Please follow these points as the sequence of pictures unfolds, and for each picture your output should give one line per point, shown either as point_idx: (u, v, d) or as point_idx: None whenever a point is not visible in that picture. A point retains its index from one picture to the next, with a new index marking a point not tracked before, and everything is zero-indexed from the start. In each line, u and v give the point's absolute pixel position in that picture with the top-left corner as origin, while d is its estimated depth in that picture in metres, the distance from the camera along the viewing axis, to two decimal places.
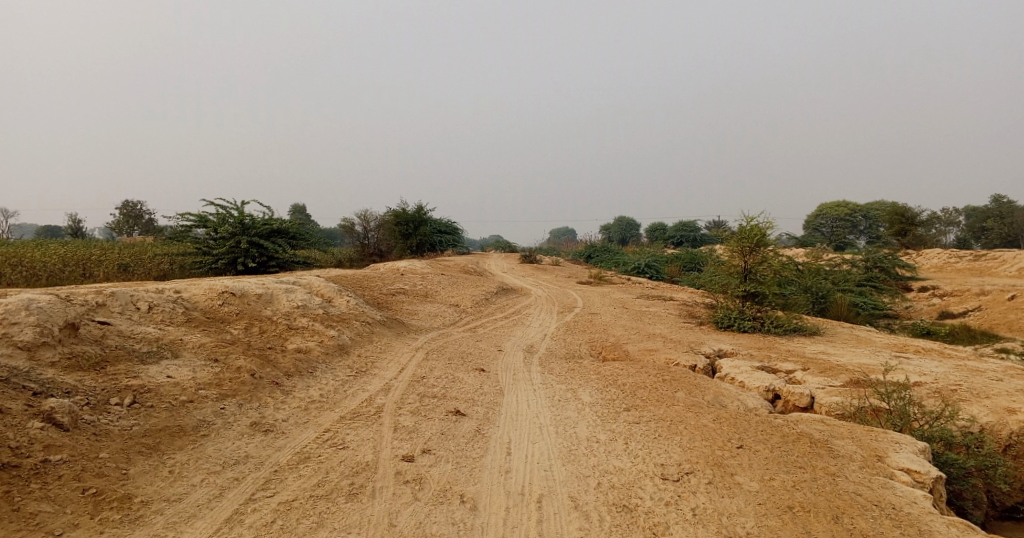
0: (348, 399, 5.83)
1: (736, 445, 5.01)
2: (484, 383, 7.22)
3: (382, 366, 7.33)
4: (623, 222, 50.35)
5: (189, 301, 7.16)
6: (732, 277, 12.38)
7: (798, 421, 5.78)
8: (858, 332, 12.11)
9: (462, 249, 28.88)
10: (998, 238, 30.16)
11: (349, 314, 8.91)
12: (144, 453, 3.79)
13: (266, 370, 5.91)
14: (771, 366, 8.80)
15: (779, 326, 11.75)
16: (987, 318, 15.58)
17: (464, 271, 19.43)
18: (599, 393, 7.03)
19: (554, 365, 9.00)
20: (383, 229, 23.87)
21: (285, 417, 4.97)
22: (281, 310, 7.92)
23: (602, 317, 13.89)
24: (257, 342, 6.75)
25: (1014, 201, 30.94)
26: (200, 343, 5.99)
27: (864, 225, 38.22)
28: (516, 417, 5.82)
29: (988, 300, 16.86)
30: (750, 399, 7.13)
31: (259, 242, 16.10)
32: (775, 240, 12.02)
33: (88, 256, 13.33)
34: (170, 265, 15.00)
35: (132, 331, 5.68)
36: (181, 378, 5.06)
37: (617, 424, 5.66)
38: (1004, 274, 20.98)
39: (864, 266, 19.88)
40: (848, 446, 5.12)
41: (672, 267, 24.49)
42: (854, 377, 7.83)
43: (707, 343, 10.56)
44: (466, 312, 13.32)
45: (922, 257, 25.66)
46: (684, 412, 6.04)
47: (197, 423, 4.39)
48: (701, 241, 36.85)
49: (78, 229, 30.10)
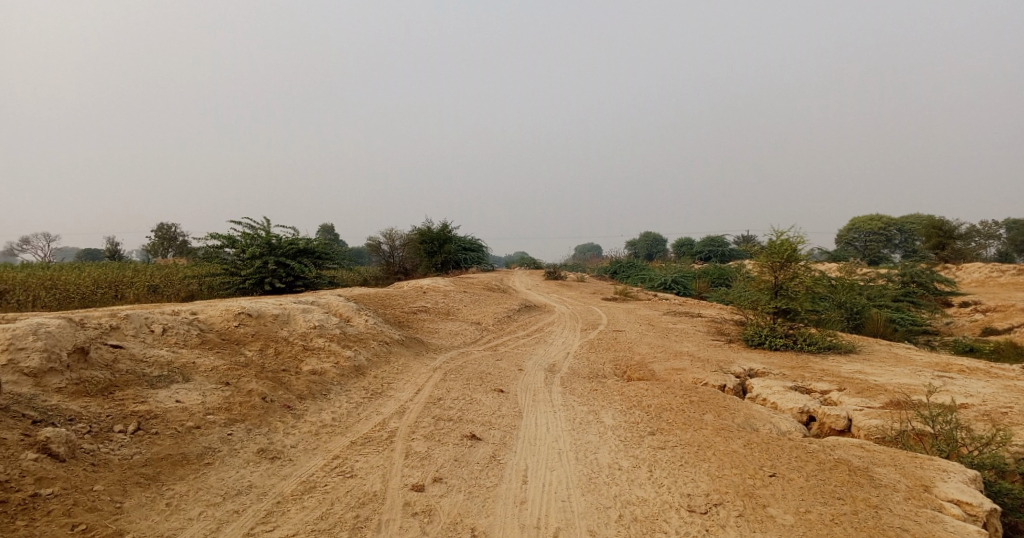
0: (361, 423, 5.68)
1: (769, 473, 4.62)
2: (502, 404, 6.99)
3: (399, 388, 7.16)
4: (649, 237, 49.82)
5: (206, 323, 7.16)
6: (762, 293, 11.91)
7: (835, 446, 5.35)
8: (897, 349, 11.48)
9: (486, 267, 28.81)
10: None
11: (367, 334, 8.81)
12: (141, 485, 3.70)
13: (278, 393, 5.80)
14: (805, 386, 8.33)
15: (813, 344, 11.22)
16: None
17: (487, 288, 19.30)
18: (623, 415, 6.72)
19: (577, 385, 8.72)
20: (408, 247, 24.01)
21: (294, 443, 4.83)
22: (298, 331, 7.87)
23: (627, 335, 13.54)
24: (271, 364, 6.68)
25: None
26: (213, 366, 5.93)
27: (899, 238, 36.93)
28: (534, 442, 5.56)
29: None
30: (783, 422, 6.72)
31: (285, 262, 16.27)
32: (807, 254, 11.54)
33: (120, 278, 13.64)
34: (199, 286, 15.26)
35: (144, 354, 5.66)
36: (189, 402, 4.99)
37: (641, 449, 5.35)
38: None
39: (900, 281, 19.09)
40: (890, 475, 4.60)
41: (700, 282, 23.93)
42: (895, 399, 7.32)
43: (737, 362, 10.12)
44: (488, 331, 13.14)
45: (962, 271, 24.54)
46: (713, 436, 5.69)
47: (202, 450, 4.28)
48: (729, 257, 36.07)
49: (116, 252, 31.16)
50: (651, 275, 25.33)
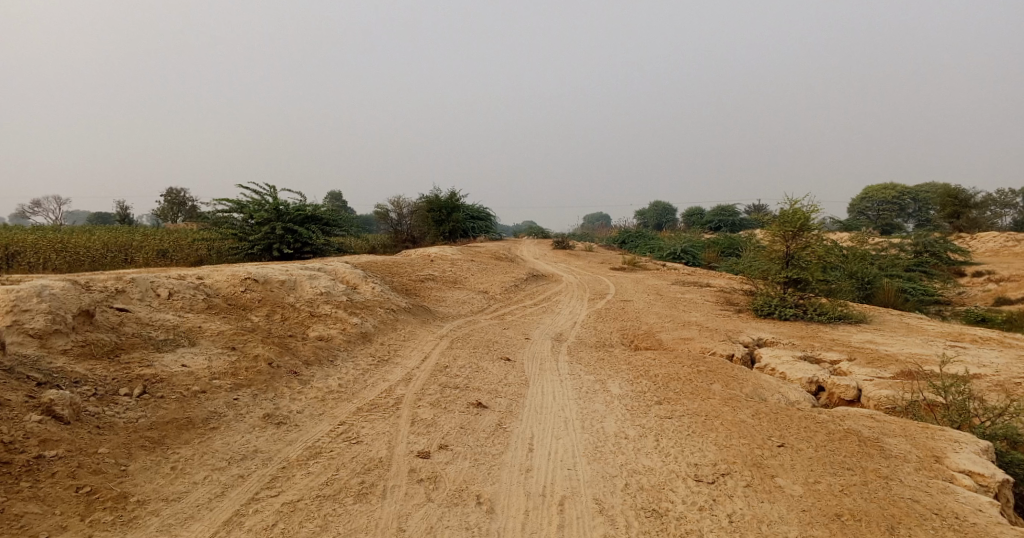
0: (367, 390, 5.68)
1: (777, 444, 4.56)
2: (509, 373, 6.97)
3: (405, 355, 7.15)
4: (658, 207, 49.29)
5: (212, 288, 7.14)
6: (773, 263, 11.73)
7: (845, 416, 5.27)
8: (908, 320, 11.33)
9: (494, 235, 28.63)
10: None
11: (374, 301, 8.78)
12: (146, 448, 3.71)
13: (284, 359, 5.79)
14: (815, 356, 8.24)
15: (824, 314, 11.08)
16: None
17: (495, 257, 19.19)
18: (630, 385, 6.68)
19: (584, 354, 8.68)
20: (416, 215, 23.87)
21: (300, 408, 4.83)
22: (304, 297, 7.83)
23: (635, 304, 13.46)
24: (278, 330, 6.66)
25: None
26: (219, 331, 5.91)
27: (913, 208, 36.27)
28: (541, 410, 5.54)
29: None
30: (792, 392, 6.65)
31: (293, 229, 16.21)
32: (820, 223, 11.31)
33: (129, 242, 13.65)
34: (207, 251, 15.26)
35: (150, 318, 5.65)
36: (195, 367, 4.98)
37: (648, 419, 5.31)
38: None
39: (912, 251, 18.79)
40: (901, 446, 4.54)
41: (709, 252, 23.70)
42: (906, 369, 7.22)
43: (746, 332, 10.03)
44: (495, 299, 13.10)
45: (977, 241, 24.09)
46: (721, 406, 5.64)
47: (207, 415, 4.28)
48: (739, 226, 35.65)
49: (127, 216, 31.28)
50: (660, 245, 25.09)
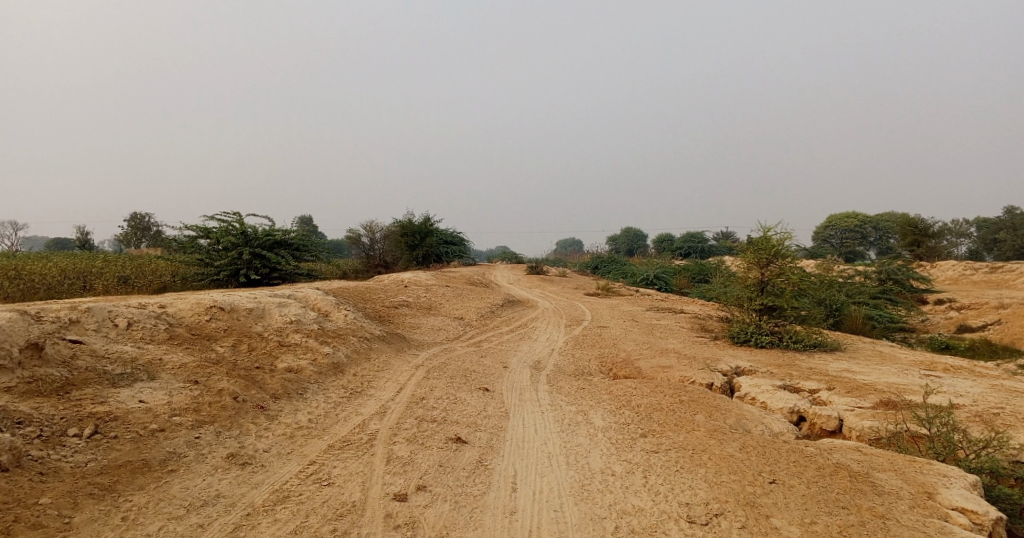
0: (339, 425, 5.37)
1: (769, 480, 4.43)
2: (488, 404, 6.72)
3: (379, 386, 6.84)
4: (630, 233, 49.91)
5: (174, 316, 6.75)
6: (748, 290, 11.82)
7: (832, 449, 5.18)
8: (879, 347, 11.51)
9: (468, 261, 28.40)
10: (1012, 250, 29.32)
11: (346, 329, 8.46)
12: (95, 496, 3.36)
13: (251, 393, 5.44)
14: (793, 385, 8.23)
15: (799, 341, 11.18)
16: (1009, 331, 14.92)
17: (470, 283, 18.96)
18: (612, 416, 6.51)
19: (563, 383, 8.49)
20: (389, 240, 23.54)
21: (267, 447, 4.50)
22: (273, 326, 7.48)
23: (612, 331, 13.38)
24: (244, 361, 6.31)
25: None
26: (181, 363, 5.54)
27: (874, 236, 37.52)
28: (523, 445, 5.31)
29: (1007, 312, 16.22)
30: (775, 423, 6.58)
31: (262, 254, 15.76)
32: (792, 250, 11.50)
33: (89, 268, 13.02)
34: (171, 277, 14.68)
35: (107, 350, 5.26)
36: (154, 402, 4.62)
37: (634, 453, 5.14)
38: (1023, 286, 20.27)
39: (876, 278, 19.30)
40: (891, 481, 4.46)
41: (681, 278, 23.94)
42: (885, 399, 7.25)
43: (724, 360, 10.01)
44: (471, 326, 12.84)
45: (935, 269, 24.95)
46: (706, 439, 5.50)
47: (165, 456, 3.93)
48: (710, 253, 36.26)
49: (86, 241, 30.08)
50: (633, 271, 25.25)
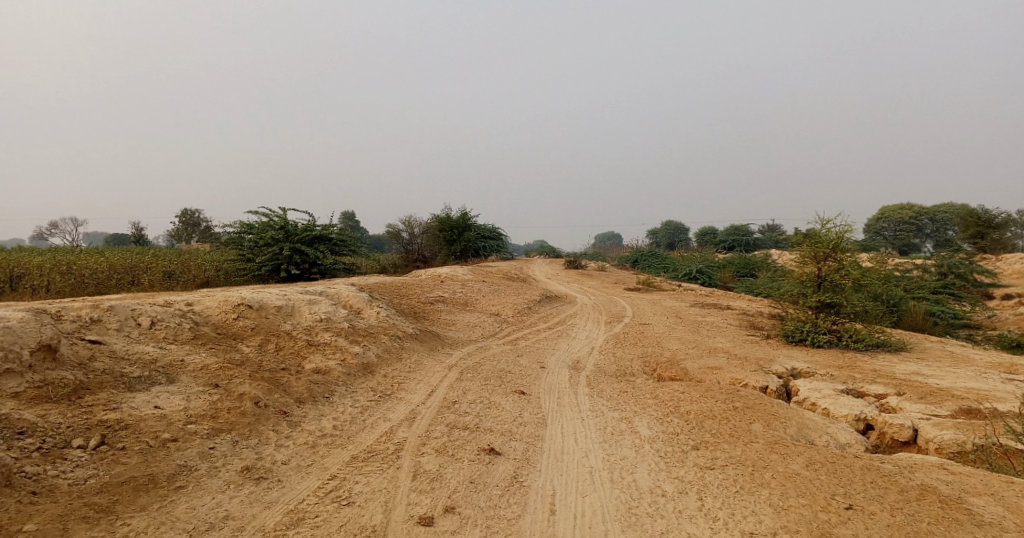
0: (365, 432, 5.09)
1: (845, 506, 3.80)
2: (523, 410, 6.28)
3: (410, 389, 6.51)
4: (671, 226, 48.50)
5: (201, 315, 6.67)
6: (804, 286, 10.94)
7: (914, 467, 4.48)
8: (949, 347, 10.48)
9: (507, 256, 27.88)
10: None
11: (378, 328, 8.17)
12: (89, 520, 3.29)
13: (273, 397, 5.29)
14: (857, 389, 7.47)
15: (860, 341, 10.27)
16: None
17: (507, 277, 18.54)
18: (659, 424, 5.95)
19: (604, 385, 7.97)
20: (427, 234, 23.35)
21: (285, 459, 4.37)
22: (302, 325, 7.28)
23: (654, 328, 12.73)
24: (270, 362, 6.11)
25: None
26: (203, 365, 5.45)
27: (930, 228, 35.09)
28: (560, 457, 4.86)
29: None
30: (843, 433, 5.90)
31: (301, 248, 15.76)
32: (854, 243, 10.55)
33: (138, 263, 13.28)
34: (215, 272, 14.81)
35: (127, 351, 5.25)
36: (170, 408, 4.56)
37: (685, 469, 4.60)
38: None
39: (937, 272, 17.90)
40: (991, 508, 3.75)
41: (725, 273, 22.87)
42: (965, 406, 6.42)
43: (778, 360, 9.26)
44: (508, 323, 12.44)
45: (1003, 262, 23.10)
46: (767, 453, 4.89)
47: (173, 470, 3.87)
48: (754, 246, 34.77)
49: (141, 236, 31.18)
50: (675, 265, 24.31)
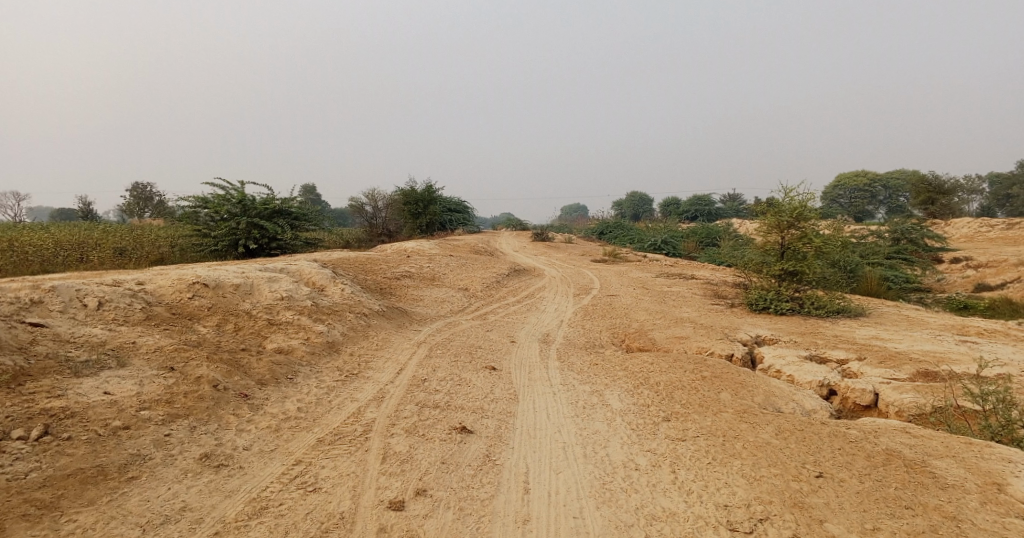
0: (331, 414, 4.91)
1: (815, 474, 3.86)
2: (495, 385, 6.20)
3: (378, 368, 6.32)
4: (636, 197, 48.89)
5: (153, 294, 6.28)
6: (767, 255, 11.17)
7: (878, 432, 4.59)
8: (903, 311, 10.88)
9: (474, 228, 27.54)
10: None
11: (343, 305, 7.91)
12: (31, 518, 3.03)
13: (233, 380, 5.03)
14: (819, 355, 7.66)
15: (821, 308, 10.55)
16: None
17: (474, 251, 18.32)
18: (630, 396, 5.97)
19: (574, 358, 7.96)
20: (392, 207, 22.83)
21: (247, 444, 4.16)
22: (262, 303, 6.95)
23: (622, 300, 12.82)
24: (228, 343, 5.81)
25: None
26: (156, 348, 5.12)
27: (883, 195, 36.41)
28: (534, 434, 4.81)
29: None
30: (807, 400, 6.04)
31: (260, 224, 15.12)
32: (817, 212, 10.71)
33: (85, 239, 12.52)
34: (169, 248, 14.11)
35: (72, 334, 4.89)
36: (121, 394, 4.26)
37: (658, 442, 4.61)
38: None
39: (890, 238, 18.54)
40: (952, 470, 3.87)
41: (689, 243, 23.22)
42: (922, 369, 6.65)
43: (743, 329, 9.43)
44: (476, 297, 12.31)
45: (950, 227, 24.21)
46: (737, 423, 4.94)
47: (124, 460, 3.62)
48: (716, 215, 35.42)
49: (89, 211, 29.53)
50: (640, 236, 24.52)
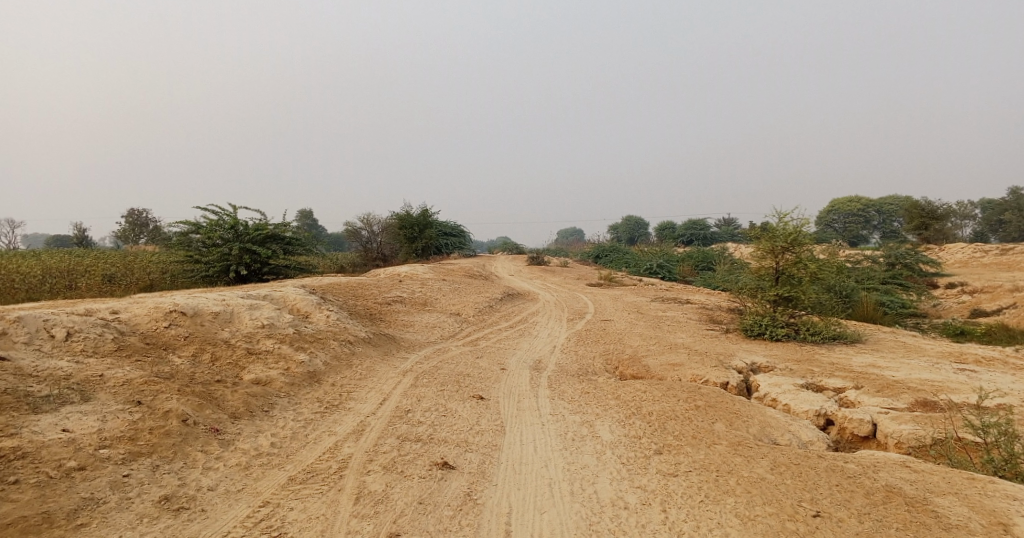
0: (306, 450, 4.68)
1: (812, 514, 3.65)
2: (482, 416, 5.98)
3: (360, 398, 6.10)
4: (631, 221, 49.09)
5: (127, 324, 6.08)
6: (762, 280, 11.05)
7: (877, 467, 4.40)
8: (900, 337, 10.74)
9: (469, 252, 27.38)
10: (1016, 231, 29.90)
11: (327, 333, 7.70)
12: None
13: (204, 413, 4.81)
14: (816, 383, 7.48)
15: (817, 334, 10.39)
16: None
17: (468, 275, 18.15)
18: (621, 428, 5.75)
19: (566, 386, 7.74)
20: (387, 232, 22.74)
21: (212, 484, 3.93)
22: (242, 332, 6.75)
23: (616, 325, 12.64)
24: (203, 374, 5.59)
25: None
26: (125, 380, 4.91)
27: (877, 220, 36.60)
28: (519, 469, 4.58)
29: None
30: (804, 430, 5.84)
31: (252, 249, 14.89)
32: (812, 237, 10.62)
33: (74, 266, 12.32)
34: (160, 274, 13.91)
35: (34, 368, 4.67)
36: (80, 431, 4.04)
37: (649, 477, 4.40)
38: None
39: (885, 263, 18.49)
40: (955, 509, 3.66)
41: (684, 267, 23.15)
42: (921, 399, 6.47)
43: (738, 355, 9.25)
44: (468, 323, 12.10)
45: (944, 252, 24.32)
46: (731, 456, 4.73)
47: (75, 506, 3.39)
48: (711, 240, 35.49)
49: (84, 237, 29.28)
50: (635, 260, 24.45)
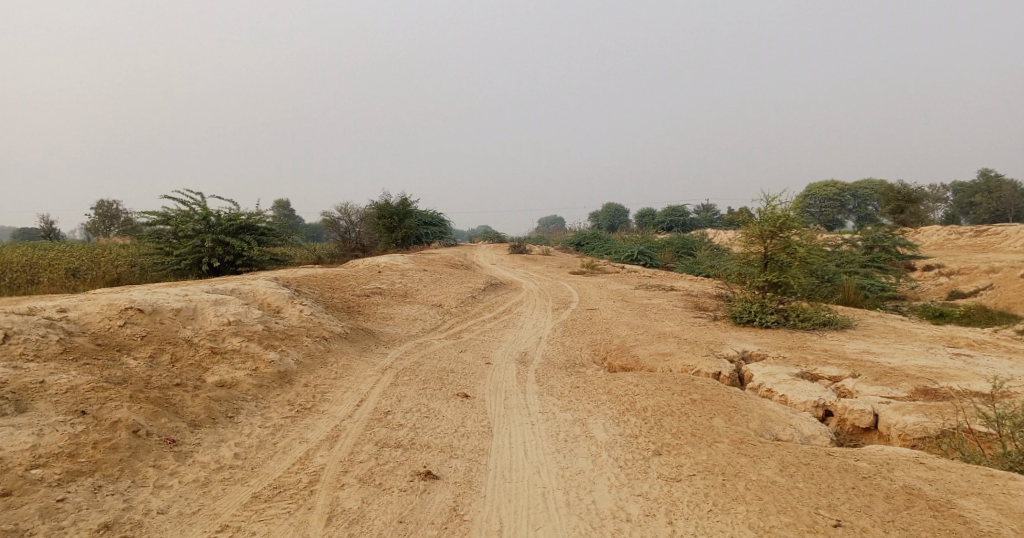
0: (274, 461, 4.23)
1: (832, 524, 3.37)
2: (467, 417, 5.58)
3: (335, 400, 5.65)
4: (611, 208, 48.97)
5: (76, 323, 5.52)
6: (750, 266, 10.79)
7: (892, 464, 4.12)
8: (888, 322, 10.62)
9: (451, 241, 26.82)
10: (987, 213, 30.40)
11: (300, 329, 7.20)
12: None
13: (159, 423, 4.32)
14: (811, 372, 7.23)
15: (806, 321, 10.18)
16: (1003, 293, 14.25)
17: (449, 265, 17.67)
18: (616, 426, 5.40)
19: (554, 379, 7.38)
20: (366, 221, 22.08)
21: (165, 505, 3.48)
22: (206, 330, 6.22)
23: (602, 314, 12.32)
24: (160, 378, 5.08)
25: (1002, 176, 30.29)
26: (68, 387, 4.38)
27: (852, 204, 37.05)
28: (510, 477, 4.21)
29: (999, 276, 15.47)
30: (805, 424, 5.57)
31: (225, 240, 14.15)
32: (801, 221, 10.37)
33: (35, 260, 11.60)
34: (128, 268, 13.20)
35: None
36: (11, 449, 3.53)
37: (651, 483, 4.06)
38: (1008, 249, 19.76)
39: (863, 247, 18.49)
40: (982, 511, 3.40)
41: (665, 253, 22.97)
42: (921, 387, 6.25)
43: (729, 344, 8.98)
44: (450, 314, 11.66)
45: (919, 235, 24.60)
46: (736, 456, 4.41)
47: None
48: (690, 226, 35.55)
49: (51, 230, 28.08)
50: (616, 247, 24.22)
